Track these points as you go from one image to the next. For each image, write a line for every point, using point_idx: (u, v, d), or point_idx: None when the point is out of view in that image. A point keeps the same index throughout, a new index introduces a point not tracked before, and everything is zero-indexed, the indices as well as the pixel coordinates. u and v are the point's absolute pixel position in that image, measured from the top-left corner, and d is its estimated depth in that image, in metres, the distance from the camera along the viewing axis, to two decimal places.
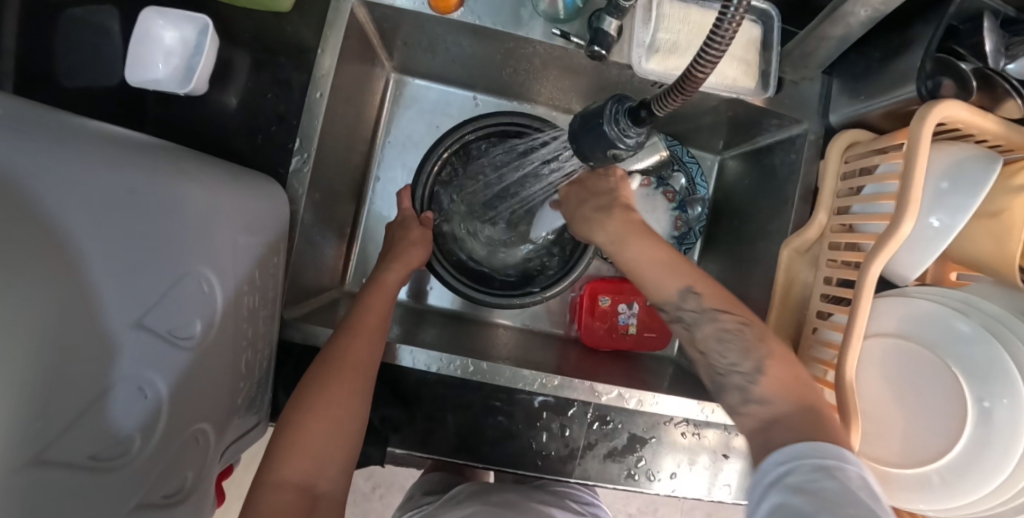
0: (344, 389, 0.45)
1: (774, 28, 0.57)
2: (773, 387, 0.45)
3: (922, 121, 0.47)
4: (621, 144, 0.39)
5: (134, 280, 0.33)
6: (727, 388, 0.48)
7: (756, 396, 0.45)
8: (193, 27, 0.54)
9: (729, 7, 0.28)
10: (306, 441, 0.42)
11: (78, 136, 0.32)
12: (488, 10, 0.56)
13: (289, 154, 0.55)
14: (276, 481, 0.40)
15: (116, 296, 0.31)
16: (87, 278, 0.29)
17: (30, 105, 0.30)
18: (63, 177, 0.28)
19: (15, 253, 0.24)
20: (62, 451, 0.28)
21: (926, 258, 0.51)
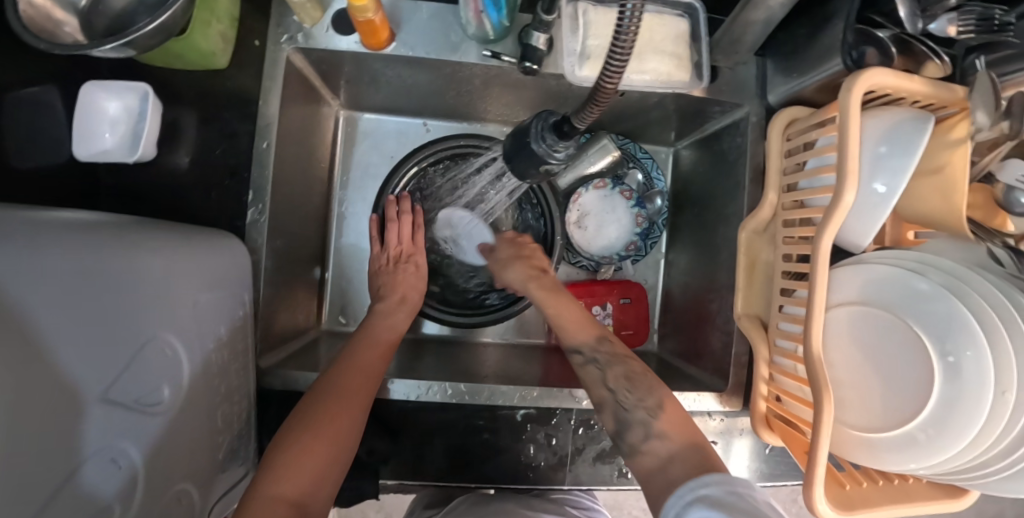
0: (330, 418, 0.46)
1: (700, 20, 0.58)
2: (668, 426, 0.49)
3: (849, 93, 0.48)
4: (552, 159, 0.40)
5: (99, 352, 0.33)
6: (632, 425, 0.50)
7: (656, 431, 0.49)
8: (136, 95, 0.55)
9: (626, 13, 0.28)
10: (304, 453, 0.43)
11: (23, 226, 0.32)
12: (420, 40, 0.57)
13: (245, 206, 0.56)
14: (272, 492, 0.40)
15: (82, 372, 0.32)
16: (54, 359, 0.29)
17: None
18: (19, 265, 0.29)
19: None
20: None
21: (874, 223, 0.52)
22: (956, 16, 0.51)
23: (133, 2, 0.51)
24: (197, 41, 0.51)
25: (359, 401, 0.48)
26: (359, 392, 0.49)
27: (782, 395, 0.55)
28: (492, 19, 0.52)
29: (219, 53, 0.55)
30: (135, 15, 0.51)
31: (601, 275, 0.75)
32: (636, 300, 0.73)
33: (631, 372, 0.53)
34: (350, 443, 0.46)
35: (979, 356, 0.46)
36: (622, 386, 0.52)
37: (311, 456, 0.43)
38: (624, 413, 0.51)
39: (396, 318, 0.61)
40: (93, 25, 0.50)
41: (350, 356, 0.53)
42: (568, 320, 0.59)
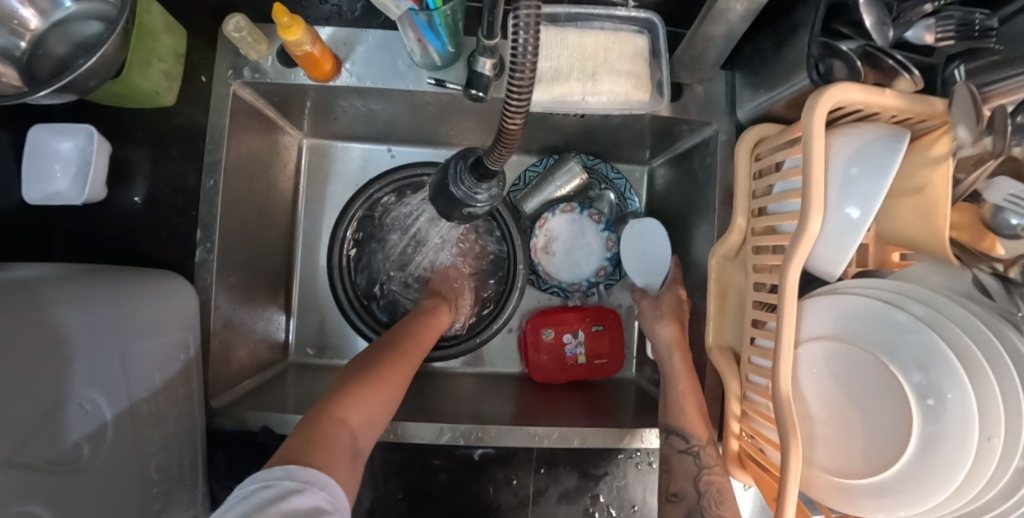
0: (361, 405, 0.45)
1: (660, 36, 0.55)
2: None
3: (812, 112, 0.43)
4: (474, 200, 0.40)
5: (12, 411, 0.32)
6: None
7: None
8: (83, 135, 0.54)
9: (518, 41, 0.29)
10: (364, 399, 0.46)
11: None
12: (367, 69, 0.56)
13: (194, 245, 0.55)
14: (337, 417, 0.42)
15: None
16: None
17: None
18: None
19: None
20: None
21: (846, 250, 0.48)
22: (933, 23, 0.46)
23: (73, 46, 0.52)
24: (137, 81, 0.51)
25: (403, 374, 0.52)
26: (404, 365, 0.53)
27: (756, 436, 0.52)
28: (436, 46, 0.51)
29: (163, 91, 0.54)
30: (74, 57, 0.51)
31: (573, 302, 0.73)
32: (609, 326, 0.70)
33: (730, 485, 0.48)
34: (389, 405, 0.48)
35: (960, 396, 0.43)
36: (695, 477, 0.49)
37: (371, 405, 0.46)
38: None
39: (432, 331, 0.61)
40: (33, 70, 0.51)
41: (392, 352, 0.54)
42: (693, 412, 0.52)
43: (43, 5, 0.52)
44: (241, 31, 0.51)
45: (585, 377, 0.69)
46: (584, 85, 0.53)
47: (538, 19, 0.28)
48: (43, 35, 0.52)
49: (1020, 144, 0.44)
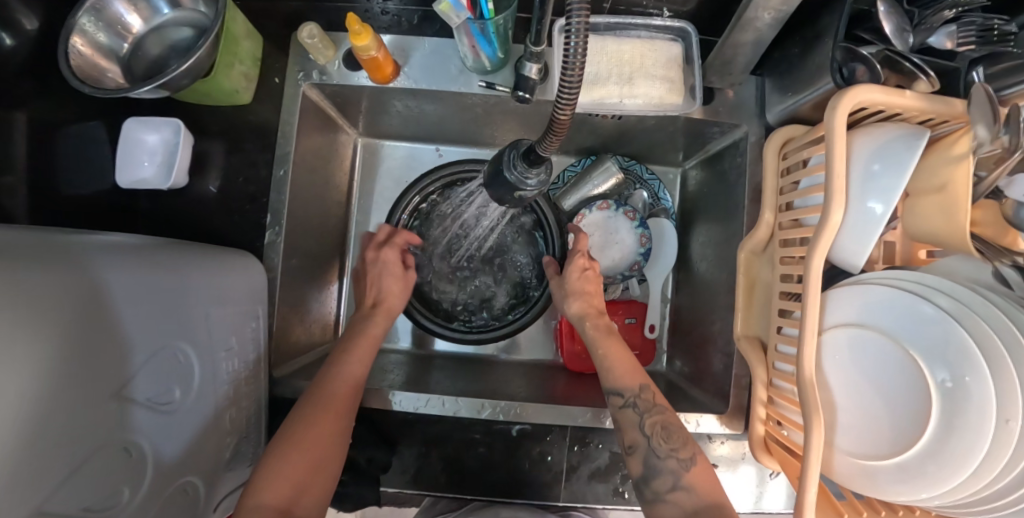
0: (296, 469, 0.47)
1: (693, 43, 0.59)
2: (698, 480, 0.49)
3: (834, 112, 0.47)
4: (524, 184, 0.44)
5: (118, 350, 0.39)
6: (660, 473, 0.50)
7: (682, 483, 0.48)
8: (170, 129, 0.61)
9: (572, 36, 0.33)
10: (286, 468, 0.47)
11: (59, 247, 0.38)
12: (422, 73, 0.61)
13: (263, 228, 0.62)
14: (255, 505, 0.44)
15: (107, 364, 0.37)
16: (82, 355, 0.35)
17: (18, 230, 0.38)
18: (56, 273, 0.35)
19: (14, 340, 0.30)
20: (59, 504, 0.33)
21: (868, 242, 0.50)
22: (955, 29, 0.50)
23: (167, 49, 0.58)
24: (222, 80, 0.57)
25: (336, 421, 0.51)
26: (335, 411, 0.52)
27: (782, 420, 0.54)
28: (487, 52, 0.56)
29: (242, 91, 0.61)
30: (167, 59, 0.58)
31: (609, 295, 0.77)
32: (640, 320, 0.74)
33: (670, 419, 0.53)
34: (331, 464, 0.50)
35: (979, 381, 0.46)
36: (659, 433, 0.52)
37: (294, 470, 0.47)
38: (657, 460, 0.50)
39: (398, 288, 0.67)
40: (132, 69, 0.57)
41: (319, 399, 0.52)
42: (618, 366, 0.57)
43: (145, 11, 0.57)
44: (313, 38, 0.58)
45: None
46: (622, 89, 0.58)
47: (587, 23, 0.32)
48: (143, 38, 0.58)
49: None
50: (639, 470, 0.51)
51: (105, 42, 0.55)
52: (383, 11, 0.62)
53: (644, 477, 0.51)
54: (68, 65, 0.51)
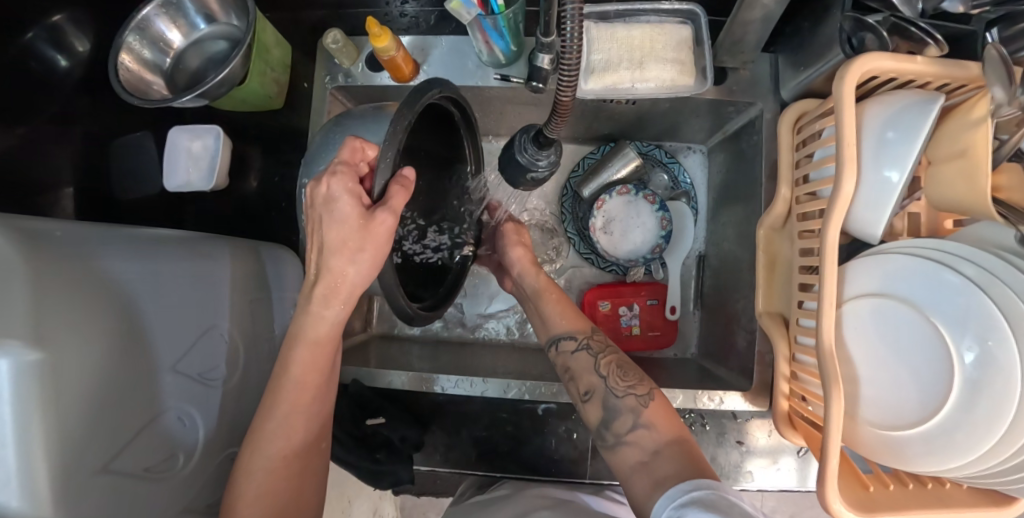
0: (266, 497, 0.47)
1: (702, 24, 0.61)
2: (656, 416, 0.50)
3: (842, 81, 0.48)
4: (535, 166, 0.46)
5: (167, 333, 0.44)
6: (620, 414, 0.51)
7: (643, 421, 0.50)
8: (211, 135, 0.66)
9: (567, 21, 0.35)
10: (270, 481, 0.47)
11: (129, 240, 0.44)
12: (441, 70, 0.64)
13: (299, 224, 0.66)
14: None
15: (156, 344, 0.43)
16: (139, 335, 0.41)
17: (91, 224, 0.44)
18: (118, 263, 0.41)
19: (84, 319, 0.36)
20: (123, 464, 0.39)
21: (882, 210, 0.51)
22: None
23: (205, 60, 0.63)
24: (256, 87, 0.62)
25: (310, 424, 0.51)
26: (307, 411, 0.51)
27: (806, 393, 0.54)
28: (500, 46, 0.58)
29: (275, 96, 0.65)
30: (206, 70, 0.62)
31: (631, 277, 0.76)
32: (663, 301, 0.75)
33: (623, 360, 0.56)
34: (315, 462, 0.51)
35: (1002, 345, 0.46)
36: (615, 370, 0.55)
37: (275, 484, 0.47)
38: (615, 399, 0.52)
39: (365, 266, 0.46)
40: (175, 81, 0.62)
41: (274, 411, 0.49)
42: (567, 314, 0.62)
43: (184, 27, 0.62)
44: (337, 43, 0.62)
45: (636, 348, 0.75)
46: (633, 73, 0.59)
47: (580, 13, 0.34)
48: (183, 52, 0.63)
49: None
50: (600, 414, 0.52)
51: (149, 57, 0.60)
52: (402, 14, 0.66)
53: (603, 420, 0.52)
54: (118, 81, 0.56)
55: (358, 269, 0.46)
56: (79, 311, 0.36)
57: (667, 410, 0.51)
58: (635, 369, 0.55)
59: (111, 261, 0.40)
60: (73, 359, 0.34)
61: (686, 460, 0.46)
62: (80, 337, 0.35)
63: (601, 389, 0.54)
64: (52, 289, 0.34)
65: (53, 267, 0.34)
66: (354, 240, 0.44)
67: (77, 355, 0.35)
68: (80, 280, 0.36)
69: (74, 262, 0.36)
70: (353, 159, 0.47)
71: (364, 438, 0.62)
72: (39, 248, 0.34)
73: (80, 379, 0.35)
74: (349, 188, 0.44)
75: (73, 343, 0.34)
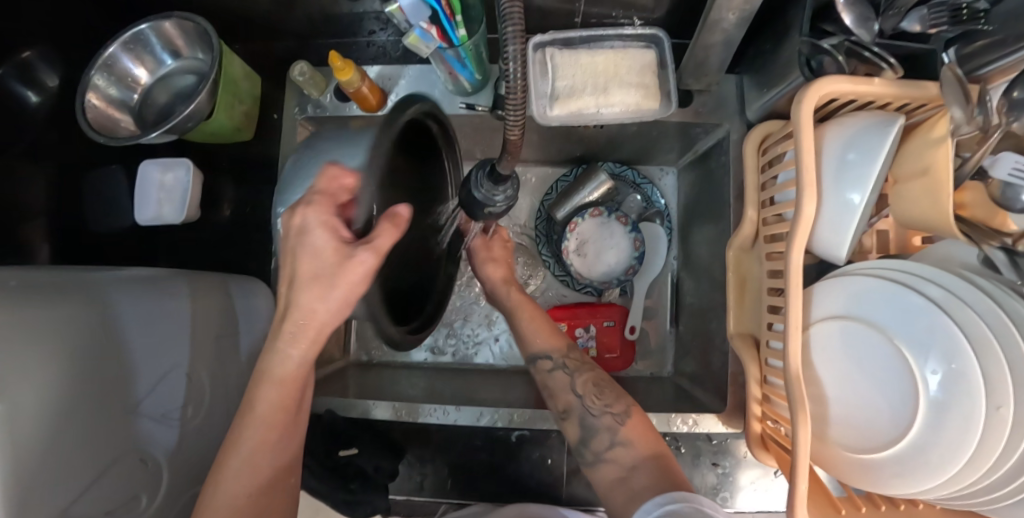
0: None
1: (665, 47, 0.61)
2: (634, 433, 0.52)
3: (800, 106, 0.49)
4: (493, 202, 0.45)
5: (131, 375, 0.44)
6: (597, 432, 0.53)
7: (620, 439, 0.52)
8: (181, 168, 0.66)
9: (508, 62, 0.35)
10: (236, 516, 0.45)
11: (89, 285, 0.44)
12: (408, 99, 0.65)
13: (270, 255, 0.66)
14: None
15: (122, 385, 0.43)
16: (102, 377, 0.41)
17: (53, 269, 0.44)
18: (81, 306, 0.41)
19: (43, 366, 0.36)
20: (82, 510, 0.39)
21: (845, 232, 0.51)
22: (926, 13, 0.52)
23: (173, 95, 0.63)
24: (224, 121, 0.62)
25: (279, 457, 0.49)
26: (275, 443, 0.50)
27: (776, 416, 0.54)
28: (464, 75, 0.59)
29: (244, 128, 0.65)
30: (175, 104, 0.63)
31: (606, 298, 0.76)
32: (620, 323, 0.74)
33: (599, 380, 0.57)
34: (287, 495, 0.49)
35: (965, 366, 0.46)
36: (593, 390, 0.56)
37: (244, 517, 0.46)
38: (591, 419, 0.54)
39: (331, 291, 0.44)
40: (143, 116, 0.63)
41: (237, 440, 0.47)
42: (540, 331, 0.64)
43: (150, 64, 0.62)
44: (304, 75, 0.62)
45: None
46: (599, 98, 0.60)
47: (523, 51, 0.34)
48: (151, 88, 0.63)
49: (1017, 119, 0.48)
50: (576, 433, 0.54)
51: (117, 95, 0.60)
52: (369, 44, 0.67)
53: (581, 439, 0.54)
54: (85, 121, 0.56)
55: (327, 305, 0.45)
56: (35, 357, 0.36)
57: (651, 437, 0.52)
58: (612, 388, 0.56)
59: (73, 305, 0.40)
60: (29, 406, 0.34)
61: (656, 491, 0.46)
62: (37, 384, 0.35)
63: (578, 408, 0.55)
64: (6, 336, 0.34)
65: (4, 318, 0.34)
66: (326, 276, 0.44)
67: (35, 402, 0.35)
68: (38, 327, 0.37)
69: (31, 310, 0.37)
70: (332, 185, 0.44)
71: (338, 469, 0.61)
72: None
73: (37, 427, 0.35)
74: (324, 222, 0.44)
75: (29, 391, 0.34)
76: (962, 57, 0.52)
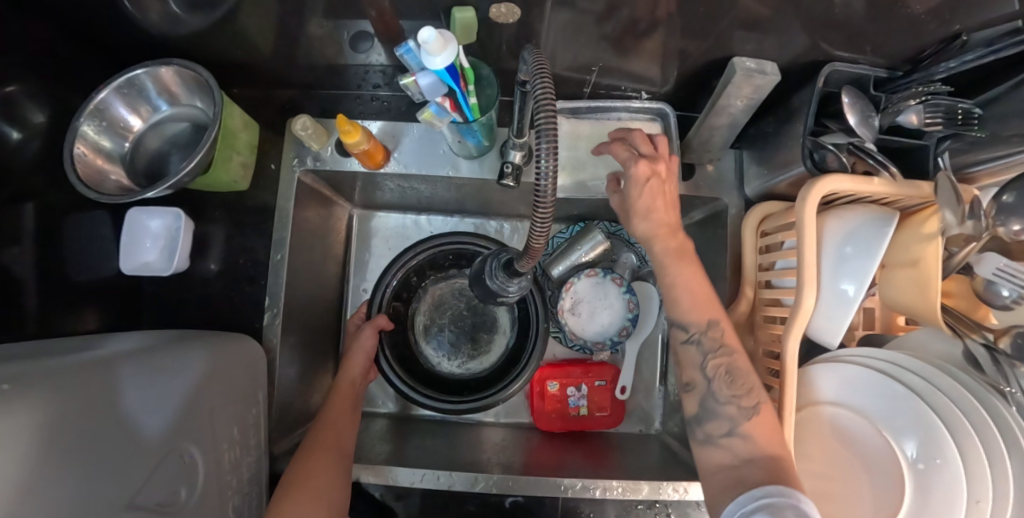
0: None
1: (671, 122, 0.63)
2: (758, 428, 0.48)
3: (804, 202, 0.50)
4: (506, 292, 0.44)
5: (125, 465, 0.41)
6: (716, 417, 0.50)
7: (741, 430, 0.48)
8: (172, 215, 0.64)
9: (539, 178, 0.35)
10: None
11: (85, 365, 0.42)
12: (412, 158, 0.64)
13: (263, 310, 0.65)
14: None
15: (116, 476, 0.40)
16: (96, 470, 0.38)
17: (42, 355, 0.41)
18: (73, 397, 0.38)
19: (37, 469, 0.33)
20: None
21: (841, 322, 0.53)
22: (922, 109, 0.53)
23: (167, 143, 0.61)
24: (221, 174, 0.60)
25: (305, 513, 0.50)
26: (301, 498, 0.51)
27: None
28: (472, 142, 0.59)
29: (239, 180, 0.64)
30: (168, 153, 0.61)
31: (597, 357, 0.77)
32: (611, 382, 0.75)
33: (734, 365, 0.50)
34: None
35: (948, 462, 0.47)
36: (726, 377, 0.50)
37: None
38: (715, 404, 0.50)
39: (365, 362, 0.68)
40: (134, 165, 0.60)
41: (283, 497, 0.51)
42: (687, 299, 0.52)
43: (146, 112, 0.60)
44: (306, 129, 0.61)
45: (585, 427, 0.75)
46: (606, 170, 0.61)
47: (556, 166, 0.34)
48: (143, 135, 0.60)
49: (1003, 224, 0.51)
50: (695, 409, 0.51)
51: (107, 145, 0.57)
52: (372, 98, 0.67)
53: (699, 416, 0.51)
54: (76, 173, 0.53)
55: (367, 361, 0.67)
56: (26, 462, 0.33)
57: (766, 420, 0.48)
58: (745, 375, 0.50)
59: (64, 396, 0.38)
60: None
61: None
62: (29, 493, 0.32)
63: (703, 388, 0.51)
64: None
65: None
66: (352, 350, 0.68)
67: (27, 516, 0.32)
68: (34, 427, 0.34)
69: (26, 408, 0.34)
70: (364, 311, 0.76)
71: None
72: None
73: None
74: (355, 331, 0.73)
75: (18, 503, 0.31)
76: (955, 151, 0.56)
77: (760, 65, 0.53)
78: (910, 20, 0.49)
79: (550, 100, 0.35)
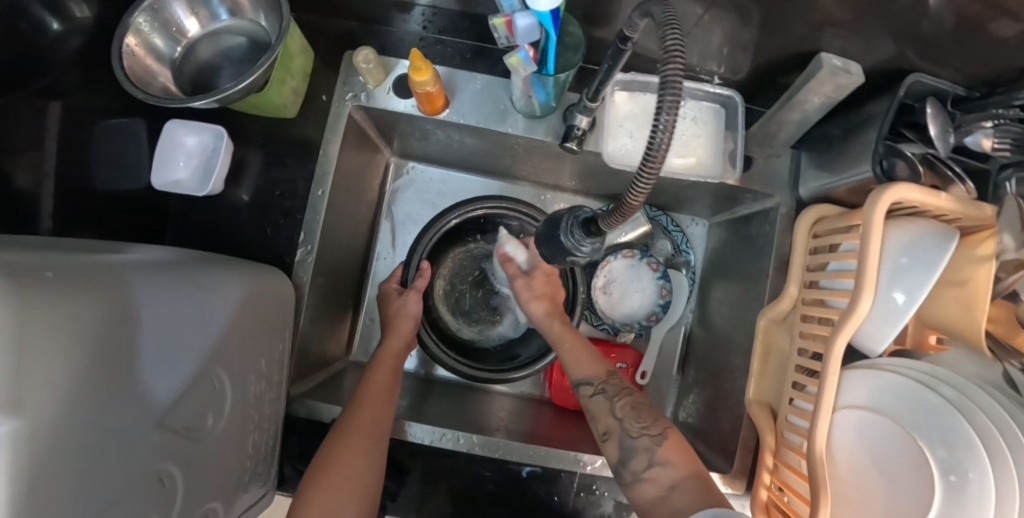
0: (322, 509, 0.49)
1: (738, 111, 0.62)
2: (671, 453, 0.53)
3: (874, 205, 0.50)
4: (578, 251, 0.43)
5: (161, 383, 0.38)
6: (637, 453, 0.53)
7: (659, 459, 0.52)
8: (210, 134, 0.61)
9: (659, 126, 0.32)
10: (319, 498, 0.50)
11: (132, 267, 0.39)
12: (470, 109, 0.62)
13: (295, 245, 0.62)
14: None
15: (150, 391, 0.37)
16: (133, 381, 0.36)
17: (82, 250, 0.38)
18: (121, 295, 0.35)
19: (80, 371, 0.31)
20: None
21: (891, 329, 0.52)
22: (992, 132, 0.54)
23: (219, 56, 0.57)
24: (273, 97, 0.57)
25: (357, 452, 0.52)
26: (358, 433, 0.54)
27: (785, 487, 0.55)
28: (540, 99, 0.57)
29: (289, 106, 0.61)
30: (219, 66, 0.57)
31: (620, 339, 0.76)
32: (632, 366, 0.75)
33: (638, 402, 0.57)
34: (360, 483, 0.51)
35: (981, 477, 0.46)
36: (630, 412, 0.56)
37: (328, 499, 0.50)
38: (631, 440, 0.54)
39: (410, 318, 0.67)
40: (181, 73, 0.56)
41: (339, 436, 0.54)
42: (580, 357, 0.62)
43: (204, 19, 0.57)
44: (368, 64, 0.58)
45: None
46: None
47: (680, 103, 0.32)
48: (196, 44, 0.57)
49: None
50: (617, 454, 0.54)
51: (159, 45, 0.54)
52: (436, 43, 0.64)
53: (622, 460, 0.54)
54: (122, 70, 0.50)
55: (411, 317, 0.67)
56: (69, 362, 0.30)
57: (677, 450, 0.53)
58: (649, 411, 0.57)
59: (112, 294, 0.35)
60: (60, 420, 0.29)
61: None
62: (70, 394, 0.30)
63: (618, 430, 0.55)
64: (44, 335, 0.28)
65: (47, 312, 0.29)
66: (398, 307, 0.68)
67: (64, 419, 0.29)
68: (81, 325, 0.31)
69: (74, 305, 0.31)
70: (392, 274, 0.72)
71: None
72: (30, 288, 0.28)
73: (62, 444, 0.29)
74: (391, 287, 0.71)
75: (55, 405, 0.28)
76: None
77: (846, 63, 0.51)
78: (996, 42, 0.48)
79: (679, 51, 0.32)
